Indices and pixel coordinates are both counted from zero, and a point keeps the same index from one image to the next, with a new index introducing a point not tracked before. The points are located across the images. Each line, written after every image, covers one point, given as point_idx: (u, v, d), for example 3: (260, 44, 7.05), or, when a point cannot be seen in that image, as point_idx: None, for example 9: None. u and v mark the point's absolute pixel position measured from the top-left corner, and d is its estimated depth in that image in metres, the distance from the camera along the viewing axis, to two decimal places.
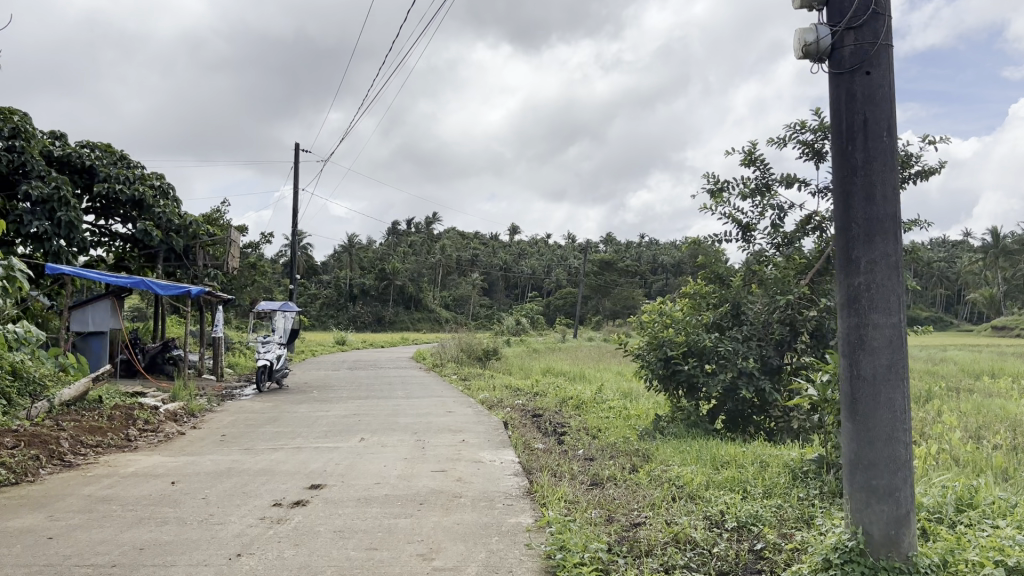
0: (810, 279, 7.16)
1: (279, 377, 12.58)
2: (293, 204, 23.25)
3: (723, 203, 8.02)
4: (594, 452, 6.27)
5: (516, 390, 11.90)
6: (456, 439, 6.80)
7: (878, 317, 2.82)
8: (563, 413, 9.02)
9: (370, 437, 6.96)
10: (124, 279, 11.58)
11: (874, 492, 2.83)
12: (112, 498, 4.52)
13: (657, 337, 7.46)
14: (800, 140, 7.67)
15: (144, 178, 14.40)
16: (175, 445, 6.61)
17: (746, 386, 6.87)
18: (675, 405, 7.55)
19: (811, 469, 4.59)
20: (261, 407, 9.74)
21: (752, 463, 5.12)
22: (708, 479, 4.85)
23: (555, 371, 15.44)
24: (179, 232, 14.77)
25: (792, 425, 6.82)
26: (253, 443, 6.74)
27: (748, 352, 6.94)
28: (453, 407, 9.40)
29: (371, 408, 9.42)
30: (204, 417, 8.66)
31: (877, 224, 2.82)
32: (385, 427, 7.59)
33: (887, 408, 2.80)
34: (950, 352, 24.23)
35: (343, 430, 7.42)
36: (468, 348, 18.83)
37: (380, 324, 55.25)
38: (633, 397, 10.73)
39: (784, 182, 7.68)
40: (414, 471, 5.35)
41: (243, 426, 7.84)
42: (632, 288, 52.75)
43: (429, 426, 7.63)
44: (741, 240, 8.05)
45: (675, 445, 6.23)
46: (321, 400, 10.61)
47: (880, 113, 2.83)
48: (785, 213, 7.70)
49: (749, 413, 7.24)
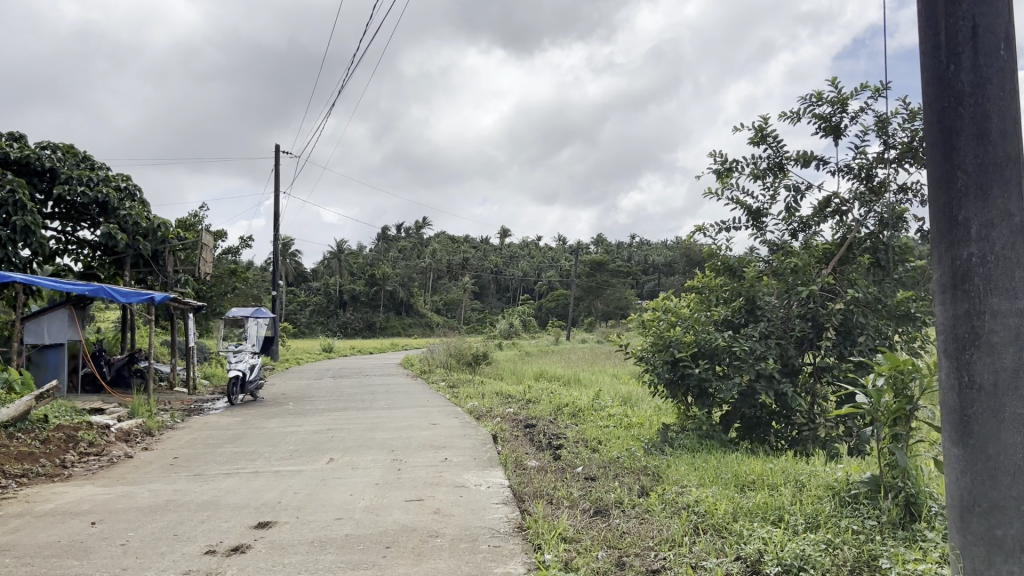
0: (832, 269, 6.54)
1: (254, 389, 11.72)
2: (274, 208, 22.46)
3: (731, 187, 7.23)
4: (597, 471, 5.46)
5: (507, 398, 11.08)
6: (439, 457, 5.98)
7: (1000, 301, 2.00)
8: (558, 423, 8.20)
9: (340, 457, 6.13)
10: (80, 287, 10.68)
11: (999, 545, 2.04)
12: (9, 549, 3.68)
13: (663, 337, 6.61)
14: (815, 113, 6.86)
15: (108, 180, 13.50)
16: (117, 472, 5.75)
17: (766, 390, 6.04)
18: (684, 413, 6.73)
19: (863, 493, 3.79)
20: (228, 423, 8.90)
21: (786, 485, 4.33)
22: (736, 507, 4.08)
23: (549, 374, 14.64)
24: (147, 236, 13.89)
25: (819, 434, 5.99)
26: (205, 467, 5.90)
27: (767, 352, 6.12)
28: (437, 419, 8.57)
29: (348, 421, 8.60)
30: (161, 436, 7.81)
31: (993, 172, 2.02)
32: (359, 444, 6.76)
33: (1016, 428, 1.99)
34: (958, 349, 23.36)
35: (311, 449, 6.58)
36: (458, 354, 18.00)
37: (371, 331, 54.39)
38: (634, 402, 9.94)
39: (800, 160, 6.88)
40: (384, 501, 4.53)
41: (200, 447, 6.99)
42: (625, 288, 52.14)
43: (409, 442, 6.81)
44: (751, 227, 7.26)
45: (688, 460, 5.45)
46: (295, 414, 9.78)
47: (996, 16, 2.01)
48: (802, 195, 6.90)
49: (768, 419, 6.41)
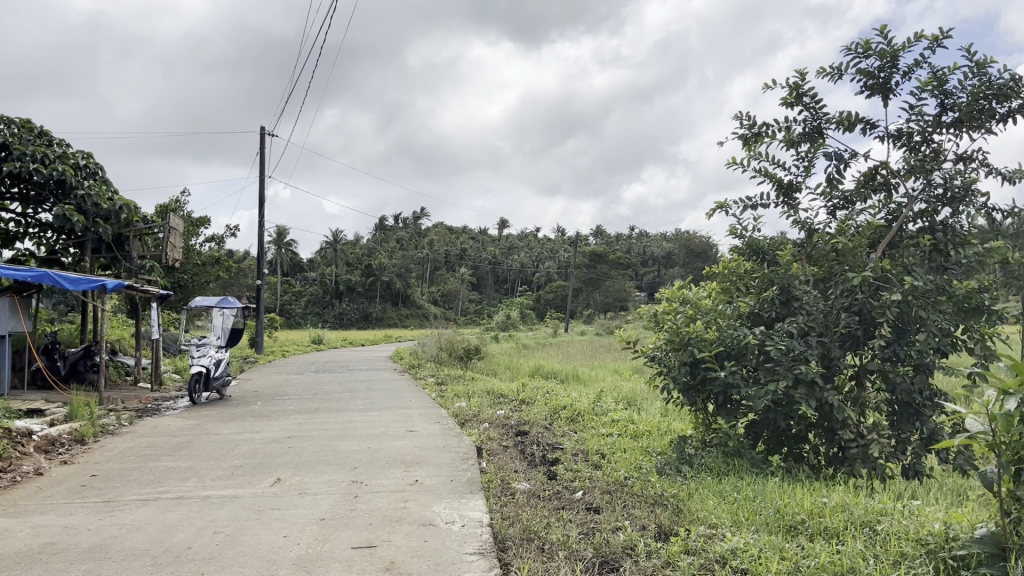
0: (881, 253, 5.48)
1: (220, 386, 10.64)
2: (258, 194, 21.43)
3: (758, 156, 6.17)
4: (600, 501, 4.40)
5: (499, 398, 9.98)
6: (407, 480, 4.89)
7: None
8: (554, 431, 7.13)
9: (289, 478, 5.06)
10: (24, 272, 9.57)
11: None
12: None
13: (679, 334, 5.53)
14: (861, 68, 5.78)
15: (65, 157, 12.31)
16: (10, 498, 4.66)
17: (807, 400, 4.95)
18: (704, 423, 5.68)
19: (978, 558, 2.71)
20: (179, 428, 7.82)
21: (854, 536, 3.27)
22: (793, 565, 3.02)
23: (546, 370, 13.58)
24: (108, 219, 12.75)
25: (870, 453, 4.90)
26: (120, 490, 4.81)
27: (807, 353, 5.04)
28: (415, 425, 7.47)
29: (314, 426, 7.53)
30: (94, 445, 6.73)
31: None
32: (318, 459, 5.69)
33: None
34: (981, 343, 21.56)
35: (257, 466, 5.50)
36: (449, 348, 16.94)
37: (367, 321, 53.41)
38: (638, 405, 8.88)
39: (843, 123, 5.80)
40: (323, 550, 3.45)
41: (132, 460, 5.91)
42: (624, 280, 51.14)
43: (376, 456, 5.74)
44: (782, 204, 6.19)
45: (714, 488, 4.38)
46: (259, 416, 8.68)
47: None
48: (845, 164, 5.81)
49: (802, 433, 5.35)
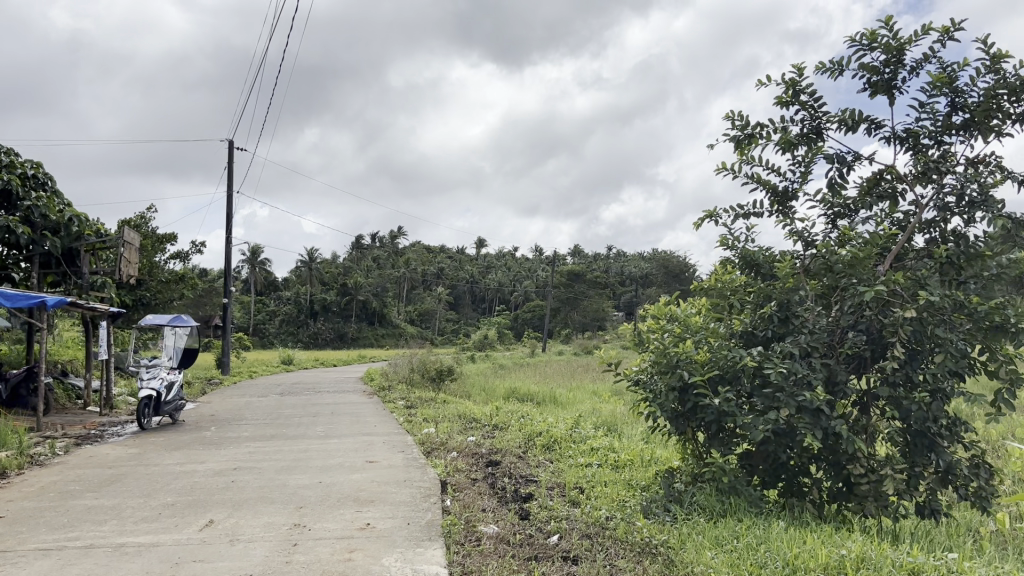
0: (889, 266, 4.92)
1: (171, 411, 9.95)
2: (227, 210, 20.76)
3: (751, 161, 5.63)
4: (578, 548, 3.81)
5: (471, 423, 9.36)
6: (358, 523, 4.27)
7: None
8: (528, 461, 6.52)
9: (222, 521, 4.41)
10: None
11: None
12: None
13: (667, 356, 4.91)
14: (864, 64, 5.25)
15: (12, 166, 11.56)
16: None
17: (811, 430, 4.37)
18: (695, 455, 5.10)
19: None
20: (117, 458, 7.13)
21: None
22: None
23: (522, 392, 12.95)
24: (57, 232, 12.01)
25: (882, 490, 4.34)
26: (23, 537, 4.14)
27: (811, 376, 4.48)
28: (377, 455, 6.83)
29: (264, 457, 6.87)
30: (15, 478, 6.03)
31: None
32: (261, 497, 5.04)
33: None
34: (955, 365, 21.17)
35: (189, 505, 4.84)
36: (421, 368, 16.27)
37: (342, 341, 52.62)
38: (618, 431, 8.28)
39: (845, 122, 5.26)
40: None
41: (52, 497, 5.24)
42: (602, 299, 50.63)
43: (327, 493, 5.10)
44: (777, 213, 5.64)
45: (709, 534, 3.78)
46: (209, 443, 8.00)
47: None
48: (848, 168, 5.27)
49: (803, 467, 4.78)
